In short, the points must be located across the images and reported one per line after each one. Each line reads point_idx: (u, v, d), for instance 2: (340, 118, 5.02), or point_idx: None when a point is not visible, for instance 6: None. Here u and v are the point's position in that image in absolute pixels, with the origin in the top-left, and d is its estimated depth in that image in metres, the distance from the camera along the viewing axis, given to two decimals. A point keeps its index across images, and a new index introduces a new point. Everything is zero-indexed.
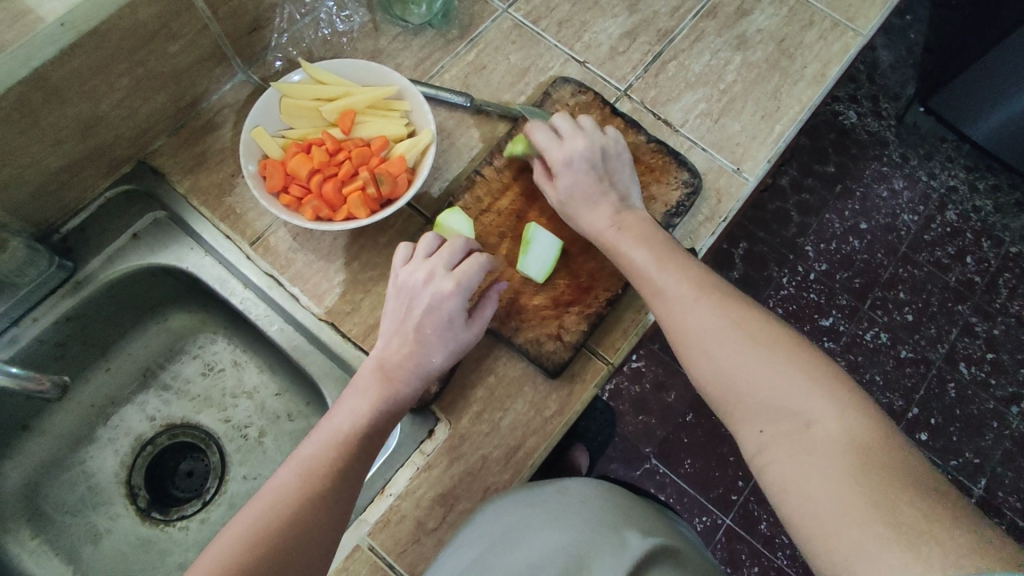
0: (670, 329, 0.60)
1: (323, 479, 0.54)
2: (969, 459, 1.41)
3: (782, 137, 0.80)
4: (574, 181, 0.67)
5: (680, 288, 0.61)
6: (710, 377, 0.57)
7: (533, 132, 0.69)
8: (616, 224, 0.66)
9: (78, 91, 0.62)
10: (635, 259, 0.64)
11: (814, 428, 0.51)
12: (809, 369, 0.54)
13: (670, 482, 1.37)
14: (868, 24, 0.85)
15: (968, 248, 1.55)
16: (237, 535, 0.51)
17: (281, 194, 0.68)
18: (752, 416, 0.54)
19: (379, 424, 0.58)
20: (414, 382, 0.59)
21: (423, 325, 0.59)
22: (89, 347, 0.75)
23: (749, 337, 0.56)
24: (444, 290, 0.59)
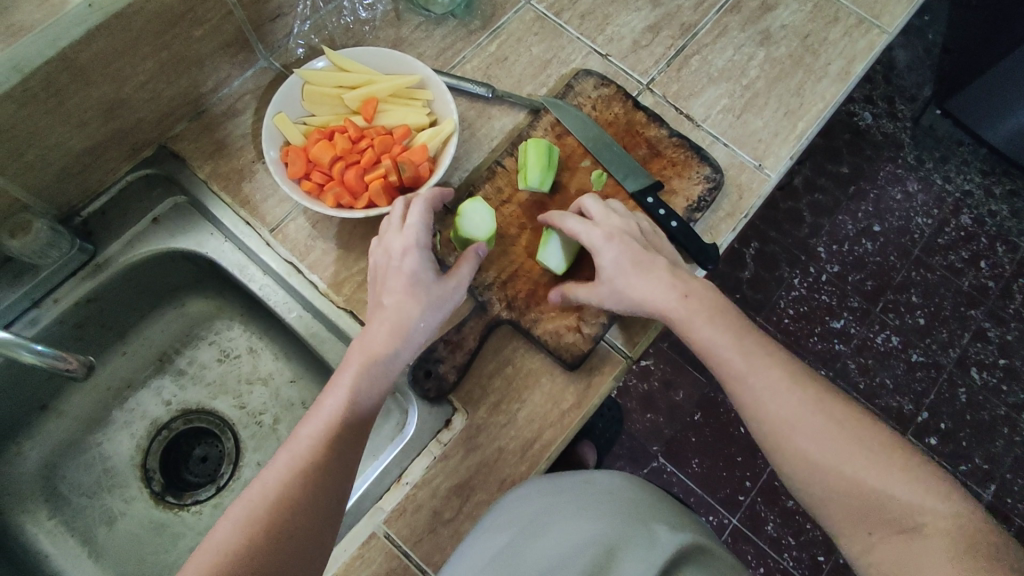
0: (756, 421, 0.59)
1: (312, 449, 0.53)
2: (979, 465, 1.40)
3: (804, 134, 0.79)
4: (620, 258, 0.63)
5: (767, 375, 0.59)
6: (806, 472, 0.56)
7: (562, 222, 0.65)
8: (681, 294, 0.62)
9: (103, 73, 0.62)
10: (708, 336, 0.61)
11: (919, 523, 0.52)
12: (901, 459, 0.55)
13: (677, 481, 1.37)
14: (894, 22, 0.84)
15: (983, 253, 1.54)
16: (236, 516, 0.50)
17: (303, 180, 0.68)
18: (857, 518, 0.54)
19: (363, 389, 0.57)
20: (394, 341, 0.58)
21: (395, 288, 0.59)
22: (107, 330, 0.75)
23: (844, 430, 0.56)
24: (398, 247, 0.60)
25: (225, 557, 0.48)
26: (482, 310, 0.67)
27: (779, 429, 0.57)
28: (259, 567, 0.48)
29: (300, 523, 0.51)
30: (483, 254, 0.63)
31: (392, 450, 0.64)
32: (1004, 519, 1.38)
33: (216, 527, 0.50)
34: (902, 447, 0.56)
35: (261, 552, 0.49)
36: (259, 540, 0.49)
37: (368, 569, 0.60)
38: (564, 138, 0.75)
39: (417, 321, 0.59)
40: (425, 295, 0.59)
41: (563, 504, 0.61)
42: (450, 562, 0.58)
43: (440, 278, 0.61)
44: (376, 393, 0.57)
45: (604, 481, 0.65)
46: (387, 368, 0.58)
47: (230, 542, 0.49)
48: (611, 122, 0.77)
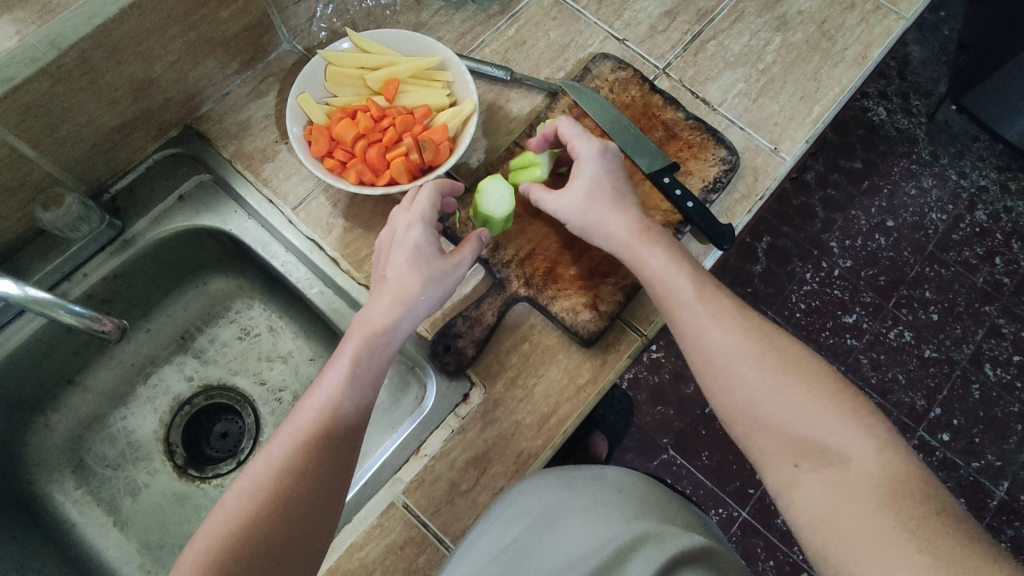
0: (695, 347, 0.60)
1: (314, 420, 0.55)
2: (991, 461, 1.40)
3: (820, 118, 0.79)
4: (601, 173, 0.65)
5: (712, 308, 0.60)
6: (740, 403, 0.58)
7: (560, 124, 0.67)
8: (640, 225, 0.64)
9: (134, 52, 0.64)
10: (658, 263, 0.62)
11: (846, 460, 0.52)
12: (834, 397, 0.55)
13: (687, 473, 1.37)
14: (911, 8, 0.84)
15: (997, 249, 1.53)
16: (242, 489, 0.52)
17: (326, 158, 0.69)
18: (785, 450, 0.55)
19: (363, 364, 0.57)
20: (392, 314, 0.59)
21: (397, 264, 0.61)
22: (132, 305, 0.77)
23: (782, 365, 0.57)
24: (403, 226, 0.62)
25: (232, 529, 0.49)
26: (500, 287, 0.68)
27: (714, 359, 0.59)
28: (266, 537, 0.50)
29: (306, 492, 0.52)
30: (485, 240, 0.65)
31: (412, 422, 0.65)
32: (1017, 516, 1.37)
33: (222, 501, 0.52)
34: (838, 386, 0.56)
35: (268, 522, 0.50)
36: (264, 509, 0.50)
37: (387, 537, 0.61)
38: (582, 120, 0.76)
39: (416, 294, 0.60)
40: (426, 268, 0.60)
41: (571, 495, 0.62)
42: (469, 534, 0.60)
43: (444, 256, 0.62)
44: (377, 367, 0.58)
45: (615, 477, 0.67)
46: (388, 339, 0.59)
47: (237, 514, 0.50)
48: (627, 104, 0.77)
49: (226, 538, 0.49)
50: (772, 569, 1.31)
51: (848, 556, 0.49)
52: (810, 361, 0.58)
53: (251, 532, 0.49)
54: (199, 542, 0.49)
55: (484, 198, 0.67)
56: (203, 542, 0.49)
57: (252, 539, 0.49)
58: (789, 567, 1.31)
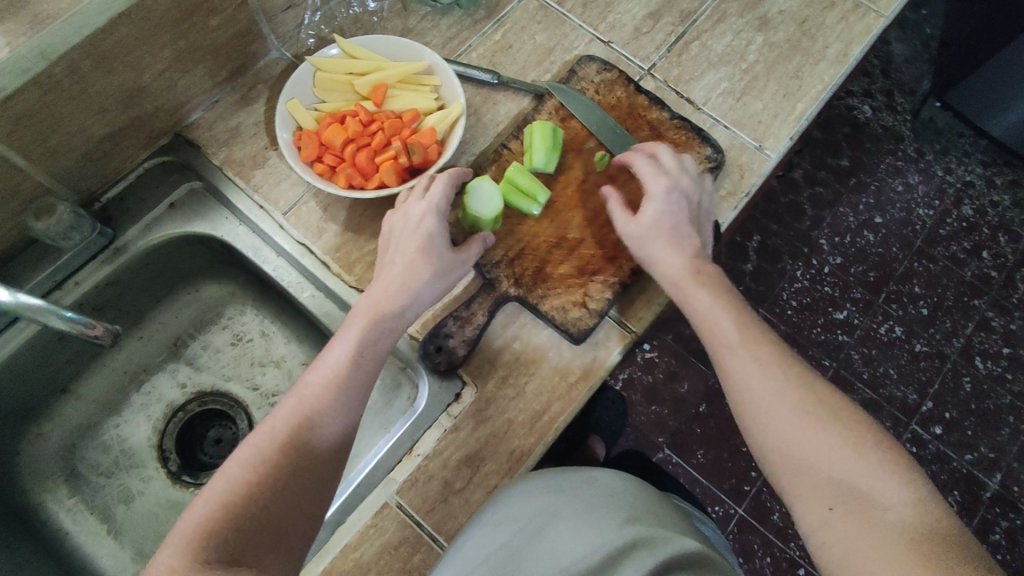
0: (734, 386, 0.61)
1: (321, 396, 0.56)
2: (984, 454, 1.41)
3: (803, 116, 0.81)
4: (665, 214, 0.66)
5: (757, 351, 0.61)
6: (778, 444, 0.57)
7: (636, 162, 0.69)
8: (692, 267, 0.65)
9: (124, 60, 0.64)
10: (706, 307, 0.63)
11: (883, 509, 0.52)
12: (872, 446, 0.55)
13: (683, 472, 1.38)
14: (890, 6, 0.86)
15: (985, 243, 1.55)
16: (244, 459, 0.52)
17: (315, 163, 0.69)
18: (819, 493, 0.55)
19: (371, 348, 0.59)
20: (400, 303, 0.60)
21: (406, 250, 0.62)
22: (124, 313, 0.77)
23: (821, 408, 0.57)
24: (414, 214, 0.63)
25: (231, 495, 0.50)
26: (490, 288, 0.69)
27: (755, 401, 0.59)
28: (263, 508, 0.50)
29: (305, 469, 0.53)
30: (489, 243, 0.67)
31: (405, 423, 0.66)
32: (1011, 507, 1.38)
33: (224, 468, 0.52)
34: (875, 435, 0.56)
35: (269, 496, 0.51)
36: (264, 483, 0.51)
37: (381, 537, 0.61)
38: (569, 121, 0.76)
39: (423, 285, 0.61)
40: (434, 259, 0.62)
41: (559, 499, 0.63)
42: (460, 535, 0.60)
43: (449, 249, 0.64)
44: (380, 350, 0.59)
45: (605, 480, 0.68)
46: (394, 325, 0.60)
47: (236, 482, 0.51)
48: (613, 105, 0.78)
49: (224, 504, 0.50)
50: (770, 566, 1.32)
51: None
52: (847, 408, 0.58)
53: (249, 500, 0.50)
54: (197, 506, 0.50)
55: (470, 202, 0.68)
56: (200, 507, 0.50)
57: (249, 507, 0.50)
58: (788, 563, 1.32)
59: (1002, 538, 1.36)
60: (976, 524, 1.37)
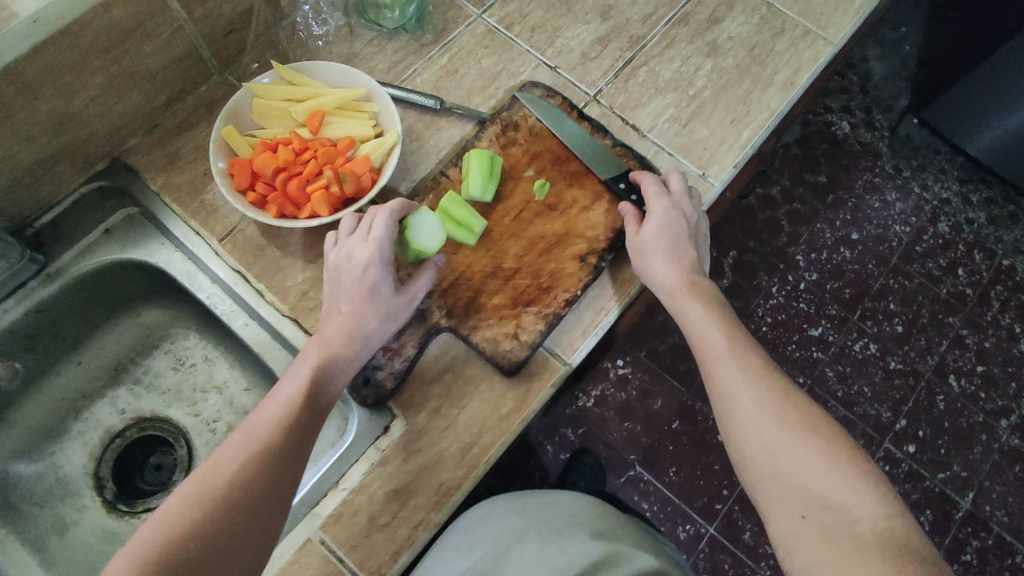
0: (720, 397, 0.61)
1: (270, 432, 0.55)
2: (957, 472, 1.40)
3: (749, 143, 0.80)
4: (665, 228, 0.68)
5: (743, 361, 0.61)
6: (756, 452, 0.57)
7: (644, 177, 0.71)
8: (688, 279, 0.67)
9: (51, 87, 0.64)
10: (697, 317, 0.65)
11: (855, 522, 0.52)
12: (850, 459, 0.55)
13: (654, 490, 1.37)
14: (840, 33, 0.86)
15: (960, 260, 1.55)
16: (187, 494, 0.51)
17: (247, 192, 0.68)
18: (793, 502, 0.55)
19: (320, 386, 0.59)
20: (352, 345, 0.61)
21: (353, 293, 0.62)
22: (59, 340, 0.76)
23: (802, 418, 0.57)
24: (362, 259, 0.62)
25: (173, 525, 0.48)
26: (422, 318, 0.68)
27: (738, 409, 0.59)
28: (207, 544, 0.48)
29: (254, 503, 0.51)
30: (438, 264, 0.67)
31: (332, 455, 0.65)
32: (983, 526, 1.36)
33: (163, 505, 0.50)
34: (853, 449, 0.56)
35: (212, 533, 0.49)
36: (207, 521, 0.49)
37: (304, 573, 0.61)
38: (509, 148, 0.76)
39: (373, 327, 0.62)
40: (383, 302, 0.62)
41: (526, 520, 0.74)
42: (437, 555, 0.72)
43: (398, 291, 0.64)
44: (331, 391, 0.60)
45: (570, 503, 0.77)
46: (345, 365, 0.61)
47: (180, 513, 0.49)
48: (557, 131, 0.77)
49: (168, 535, 0.48)
50: None
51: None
52: (827, 420, 0.58)
53: (192, 531, 0.48)
54: (138, 539, 0.47)
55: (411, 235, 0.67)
56: (144, 537, 0.47)
57: (191, 546, 0.48)
58: None
59: (974, 557, 1.34)
60: (947, 543, 1.36)
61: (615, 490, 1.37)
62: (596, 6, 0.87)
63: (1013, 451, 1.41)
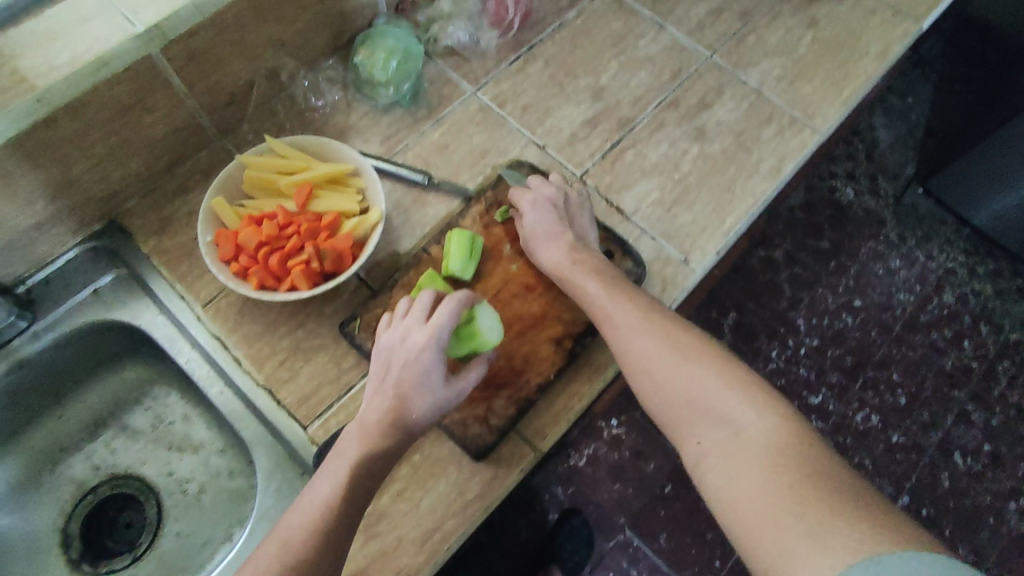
0: (620, 355, 0.63)
1: (305, 541, 0.53)
2: (961, 556, 1.34)
3: (733, 229, 0.81)
4: (538, 220, 0.72)
5: (627, 311, 0.65)
6: (652, 393, 0.60)
7: (510, 192, 0.75)
8: (570, 259, 0.70)
9: (51, 158, 0.67)
10: (586, 285, 0.68)
11: (743, 432, 0.54)
12: (732, 377, 0.58)
13: (644, 557, 1.33)
14: (827, 122, 0.87)
15: (966, 332, 1.52)
16: None
17: (231, 263, 0.70)
18: (690, 429, 0.57)
19: (361, 482, 0.56)
20: (395, 437, 0.57)
21: (401, 379, 0.58)
22: (42, 395, 0.77)
23: (682, 349, 0.61)
24: (417, 343, 0.59)
25: None
26: None
27: (630, 357, 0.63)
28: None
29: None
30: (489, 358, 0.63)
31: None
32: None
33: None
34: (736, 368, 0.59)
35: None
36: None
37: None
38: (492, 227, 0.77)
39: (416, 419, 0.58)
40: (431, 394, 0.58)
41: None
42: None
43: (447, 381, 0.59)
44: (368, 485, 0.56)
45: None
46: (385, 458, 0.57)
47: None
48: None
49: None
50: None
51: (751, 526, 0.49)
52: (711, 347, 0.61)
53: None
54: None
55: (474, 327, 0.64)
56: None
57: None
58: None
59: None
60: None
61: (602, 555, 1.33)
62: (587, 86, 0.89)
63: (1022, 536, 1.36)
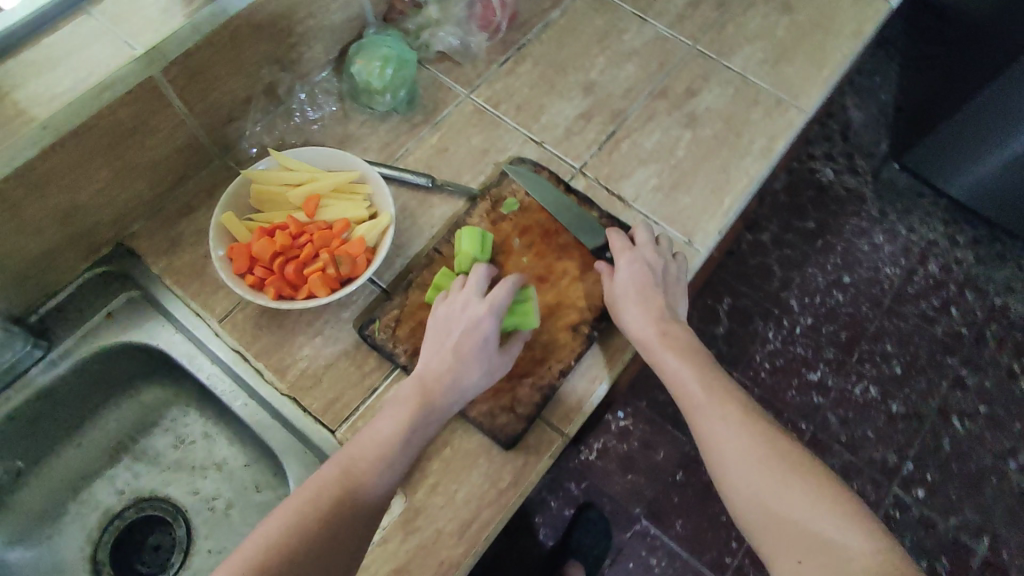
0: (707, 445, 0.63)
1: (368, 466, 0.59)
2: (969, 516, 1.38)
3: (731, 209, 0.83)
4: (631, 280, 0.71)
5: (723, 409, 0.64)
6: (747, 499, 0.59)
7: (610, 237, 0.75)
8: (660, 330, 0.69)
9: (59, 184, 0.67)
10: (674, 366, 0.67)
11: (847, 559, 0.53)
12: (834, 498, 0.57)
13: (662, 545, 1.35)
14: (811, 102, 0.91)
15: (952, 300, 1.57)
16: (286, 515, 0.55)
17: (246, 275, 0.71)
18: (786, 544, 0.56)
19: (416, 431, 0.61)
20: (451, 396, 0.63)
21: (462, 343, 0.64)
22: (60, 423, 0.77)
23: (782, 459, 0.60)
24: (480, 313, 0.65)
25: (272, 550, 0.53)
26: None
27: (725, 457, 0.61)
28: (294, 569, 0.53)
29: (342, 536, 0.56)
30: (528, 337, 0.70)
31: None
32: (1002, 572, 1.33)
33: (264, 523, 0.55)
34: (835, 487, 0.58)
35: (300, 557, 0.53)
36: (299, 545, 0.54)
37: None
38: (499, 223, 0.78)
39: (471, 382, 0.64)
40: (487, 359, 0.65)
41: None
42: None
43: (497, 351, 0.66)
44: (422, 435, 0.62)
45: None
46: (440, 412, 0.63)
47: (276, 542, 0.53)
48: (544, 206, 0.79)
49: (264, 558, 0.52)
50: None
51: None
52: (809, 460, 0.61)
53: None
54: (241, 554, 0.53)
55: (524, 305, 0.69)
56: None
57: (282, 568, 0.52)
58: None
59: None
60: None
61: (621, 545, 1.35)
62: (578, 82, 0.91)
63: None
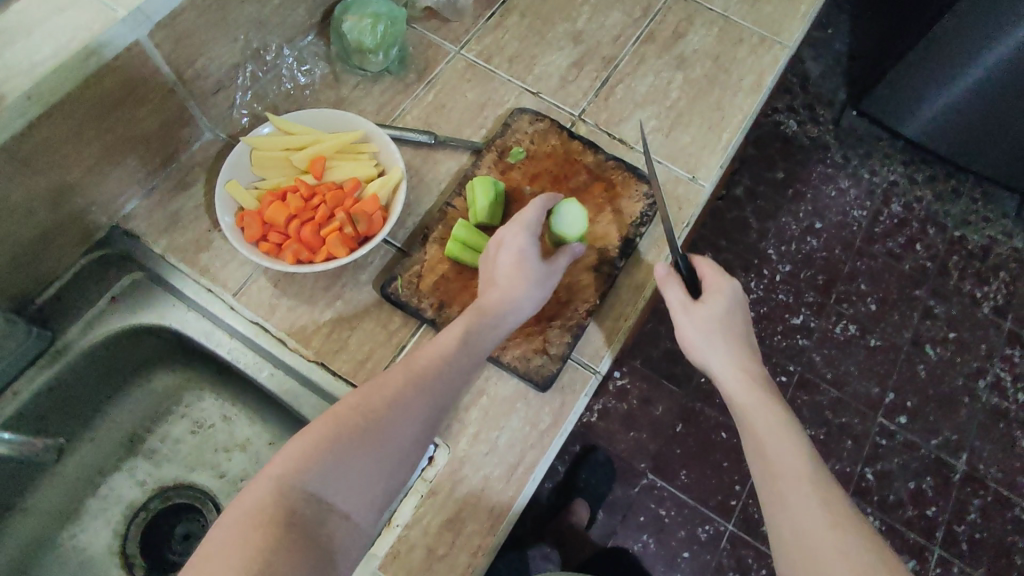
0: (761, 471, 0.62)
1: (423, 367, 0.58)
2: (948, 436, 1.46)
3: (730, 144, 0.85)
4: (727, 314, 0.70)
5: (789, 447, 0.61)
6: (789, 535, 0.57)
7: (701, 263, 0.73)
8: (748, 368, 0.68)
9: (48, 160, 0.63)
10: (749, 393, 0.66)
11: None
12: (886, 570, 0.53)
13: (670, 495, 1.37)
14: (792, 37, 0.93)
15: (917, 236, 1.64)
16: (345, 407, 0.54)
17: (261, 243, 0.69)
18: None
19: (469, 337, 0.61)
20: (501, 307, 0.63)
21: (504, 260, 0.66)
22: (72, 416, 0.74)
23: (839, 514, 0.57)
24: (513, 230, 0.67)
25: (328, 436, 0.52)
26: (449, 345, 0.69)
27: (778, 486, 0.60)
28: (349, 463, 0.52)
29: (397, 433, 0.55)
30: (578, 252, 0.69)
31: None
32: (980, 485, 1.42)
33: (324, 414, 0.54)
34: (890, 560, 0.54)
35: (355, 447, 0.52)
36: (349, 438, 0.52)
37: None
38: (508, 172, 0.78)
39: (520, 292, 0.64)
40: (530, 270, 0.65)
41: None
42: None
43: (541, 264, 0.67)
44: (477, 343, 0.62)
45: None
46: (493, 321, 0.63)
47: (330, 434, 0.52)
48: (549, 153, 0.80)
49: (319, 445, 0.51)
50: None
51: None
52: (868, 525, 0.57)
53: (329, 470, 0.51)
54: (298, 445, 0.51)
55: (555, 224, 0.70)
56: (285, 457, 0.51)
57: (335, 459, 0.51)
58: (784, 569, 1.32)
59: (979, 516, 1.39)
60: (952, 507, 1.40)
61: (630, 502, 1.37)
62: (565, 32, 0.91)
63: (997, 409, 1.48)
